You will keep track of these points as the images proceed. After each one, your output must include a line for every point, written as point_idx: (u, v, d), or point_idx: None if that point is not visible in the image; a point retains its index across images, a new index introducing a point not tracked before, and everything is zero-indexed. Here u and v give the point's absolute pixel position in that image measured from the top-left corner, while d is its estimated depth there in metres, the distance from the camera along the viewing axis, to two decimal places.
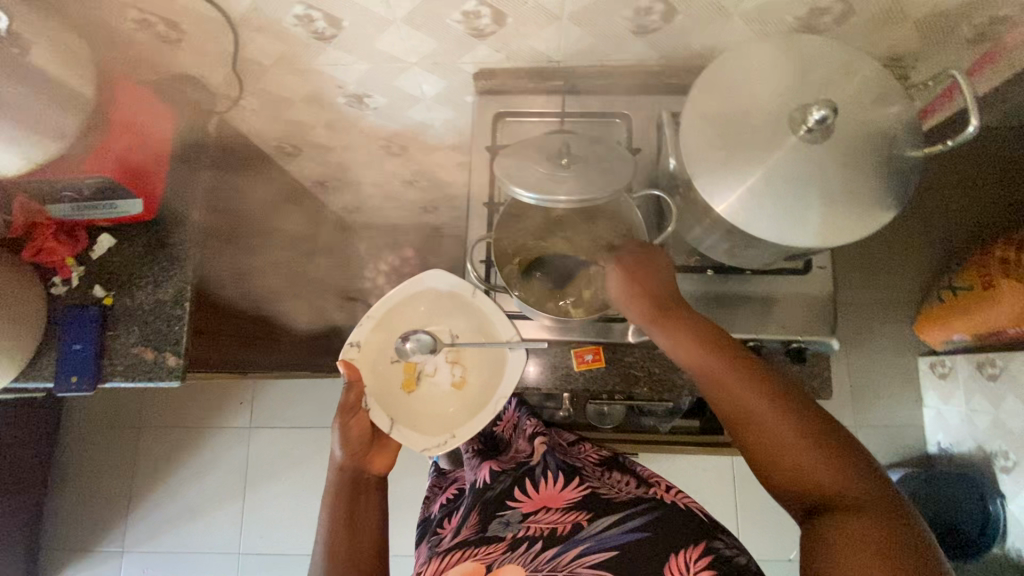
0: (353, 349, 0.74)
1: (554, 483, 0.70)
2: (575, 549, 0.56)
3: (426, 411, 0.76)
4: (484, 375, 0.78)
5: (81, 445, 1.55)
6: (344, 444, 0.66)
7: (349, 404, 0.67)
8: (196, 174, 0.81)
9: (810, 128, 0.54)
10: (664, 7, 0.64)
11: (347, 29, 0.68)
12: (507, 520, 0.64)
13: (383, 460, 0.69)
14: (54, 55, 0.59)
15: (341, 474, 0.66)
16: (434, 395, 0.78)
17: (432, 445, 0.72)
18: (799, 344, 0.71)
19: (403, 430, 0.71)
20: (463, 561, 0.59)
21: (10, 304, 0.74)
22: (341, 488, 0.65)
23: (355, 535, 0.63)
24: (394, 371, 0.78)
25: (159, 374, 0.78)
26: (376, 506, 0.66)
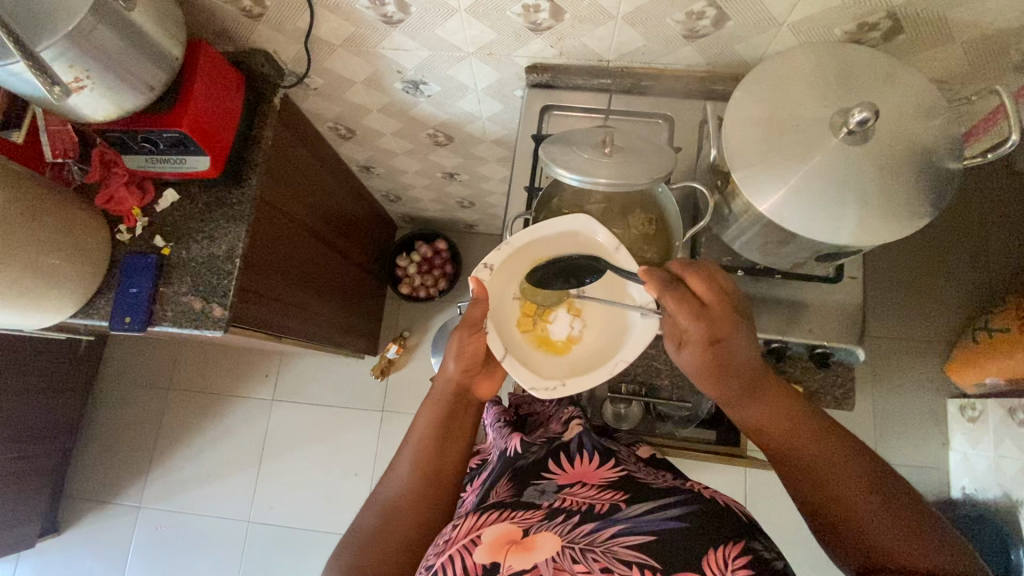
0: (484, 271, 0.70)
1: (590, 462, 0.72)
2: (613, 528, 0.57)
3: (539, 358, 0.73)
4: (601, 338, 0.74)
5: (113, 399, 1.62)
6: (457, 357, 0.68)
7: (474, 320, 0.68)
8: (259, 143, 0.87)
9: (852, 129, 0.56)
10: (716, 13, 0.67)
11: (415, 15, 0.73)
12: (543, 488, 0.66)
13: (489, 385, 0.71)
14: (152, 14, 0.64)
15: (450, 385, 0.68)
16: (548, 343, 0.75)
17: (540, 387, 0.68)
18: (824, 349, 0.73)
19: (514, 364, 0.68)
20: (500, 522, 0.59)
21: (78, 243, 0.80)
22: (443, 398, 0.67)
23: (442, 453, 0.63)
24: (514, 308, 0.75)
25: (204, 323, 0.82)
26: (468, 430, 0.67)
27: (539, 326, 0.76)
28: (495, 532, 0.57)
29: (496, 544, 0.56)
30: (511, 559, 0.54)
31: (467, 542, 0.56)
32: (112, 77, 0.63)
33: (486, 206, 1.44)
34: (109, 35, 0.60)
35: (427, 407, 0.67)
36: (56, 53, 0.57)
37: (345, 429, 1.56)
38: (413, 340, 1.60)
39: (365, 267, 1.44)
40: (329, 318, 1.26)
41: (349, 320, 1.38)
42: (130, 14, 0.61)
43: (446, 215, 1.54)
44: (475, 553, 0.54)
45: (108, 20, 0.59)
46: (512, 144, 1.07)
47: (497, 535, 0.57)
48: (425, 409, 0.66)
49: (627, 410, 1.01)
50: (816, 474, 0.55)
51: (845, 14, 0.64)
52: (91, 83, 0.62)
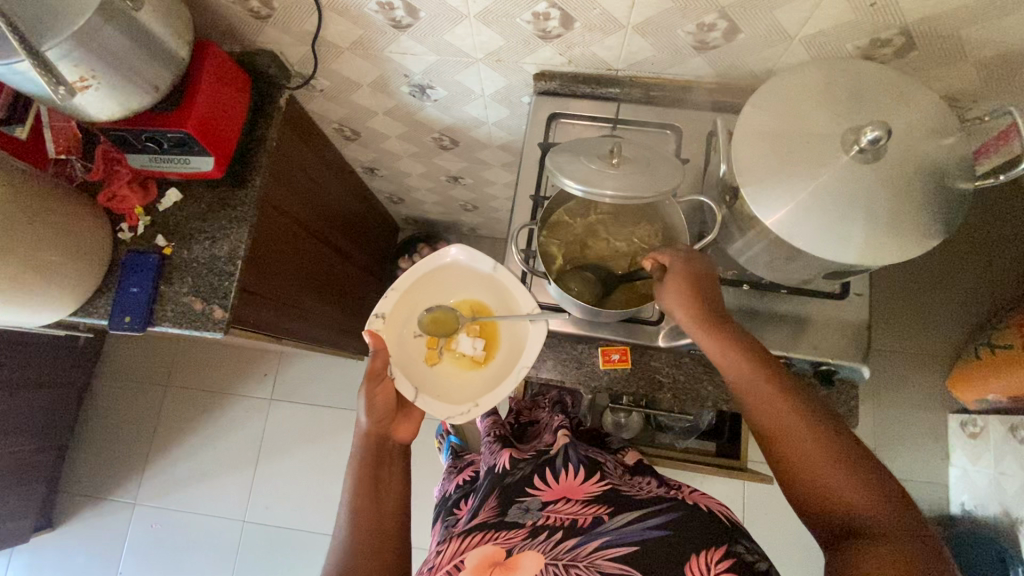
0: (377, 321, 0.75)
1: (574, 476, 0.71)
2: (596, 541, 0.57)
3: (450, 386, 0.77)
4: (506, 349, 0.78)
5: (111, 394, 1.62)
6: (369, 410, 0.69)
7: (376, 371, 0.69)
8: (264, 144, 0.86)
9: (863, 148, 0.55)
10: (727, 25, 0.66)
11: (424, 20, 0.73)
12: (527, 506, 0.65)
13: (407, 428, 0.72)
14: (158, 14, 0.64)
15: (368, 439, 0.69)
16: (456, 369, 0.79)
17: (455, 415, 0.73)
18: (829, 366, 0.71)
19: (427, 402, 0.71)
20: (483, 544, 0.60)
21: (78, 242, 0.80)
22: (367, 454, 0.68)
23: (377, 504, 0.65)
24: (416, 345, 0.78)
25: (205, 324, 0.82)
26: (398, 475, 0.69)
27: (445, 355, 0.79)
28: (477, 556, 0.59)
29: (479, 566, 0.57)
30: None
31: (451, 568, 0.59)
32: (117, 78, 0.62)
33: (490, 210, 1.43)
34: (115, 35, 0.59)
35: (352, 466, 0.68)
36: (60, 54, 0.57)
37: (343, 431, 1.55)
38: None
39: (366, 268, 1.43)
40: (329, 319, 1.25)
41: (349, 322, 1.38)
42: (136, 14, 0.61)
43: (449, 218, 1.54)
44: None
45: (114, 19, 0.58)
46: (517, 149, 1.06)
47: (479, 558, 0.59)
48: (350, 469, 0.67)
49: (626, 420, 1.05)
50: (776, 435, 0.54)
51: (858, 29, 0.64)
52: (96, 83, 0.61)
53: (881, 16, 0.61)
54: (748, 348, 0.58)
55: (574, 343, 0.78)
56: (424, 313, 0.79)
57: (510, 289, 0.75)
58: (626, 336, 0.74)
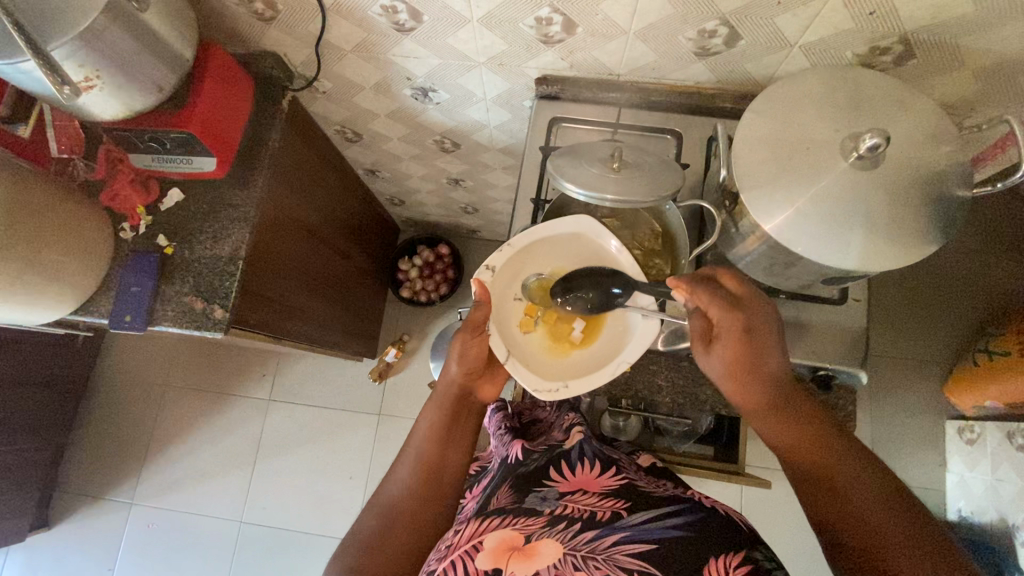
0: (486, 272, 0.72)
1: (591, 470, 0.72)
2: (614, 535, 0.58)
3: (541, 358, 0.73)
4: (606, 340, 0.74)
5: (109, 393, 1.62)
6: (460, 360, 0.67)
7: (478, 323, 0.68)
8: (266, 145, 0.87)
9: (862, 154, 0.56)
10: (728, 32, 0.67)
11: (427, 23, 0.73)
12: (545, 495, 0.66)
13: (490, 389, 0.70)
14: (165, 14, 0.64)
15: (451, 389, 0.68)
16: (548, 343, 0.75)
17: (542, 389, 0.69)
18: (827, 371, 0.72)
19: (518, 367, 0.69)
20: (503, 527, 0.60)
21: (80, 241, 0.80)
22: (447, 400, 0.66)
23: (443, 458, 0.63)
24: (515, 308, 0.75)
25: (205, 323, 0.82)
26: (469, 434, 0.67)
27: (540, 325, 0.76)
28: (497, 538, 0.58)
29: (498, 550, 0.56)
30: (513, 566, 0.55)
31: (470, 548, 0.57)
32: (122, 78, 0.63)
33: (490, 213, 1.44)
34: (120, 37, 0.60)
35: (429, 410, 0.66)
36: (66, 53, 0.57)
37: (342, 431, 1.55)
38: (412, 344, 1.59)
39: (366, 269, 1.43)
40: (329, 320, 1.25)
41: (349, 324, 1.38)
42: (142, 15, 0.61)
43: (449, 220, 1.54)
44: (476, 559, 0.56)
45: (120, 20, 0.59)
46: (518, 153, 1.07)
47: (499, 541, 0.58)
48: (427, 415, 0.65)
49: (625, 424, 1.04)
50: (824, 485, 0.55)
51: (857, 38, 0.64)
52: (100, 83, 0.62)
53: (880, 24, 0.62)
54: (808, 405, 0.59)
55: None
56: (532, 276, 0.76)
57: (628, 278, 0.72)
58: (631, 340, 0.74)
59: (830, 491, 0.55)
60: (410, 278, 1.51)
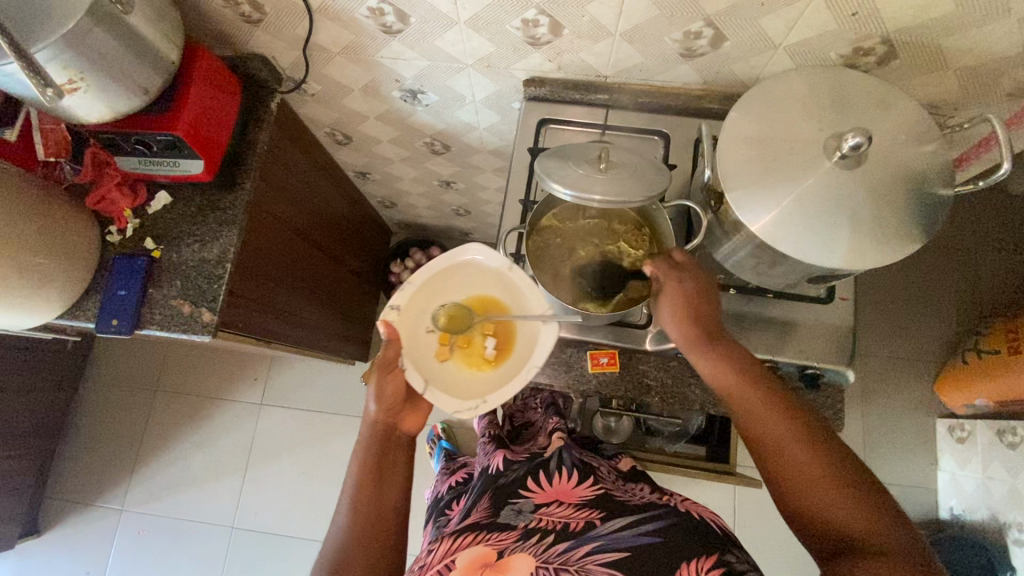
0: (390, 311, 0.70)
1: (568, 480, 0.71)
2: (586, 546, 0.57)
3: (459, 381, 0.70)
4: (522, 348, 0.71)
5: (100, 398, 1.60)
6: (377, 399, 0.67)
7: (387, 361, 0.67)
8: (254, 147, 0.87)
9: (845, 154, 0.56)
10: (713, 33, 0.67)
11: (414, 25, 0.73)
12: (519, 508, 0.66)
13: (415, 420, 0.70)
14: (149, 16, 0.64)
15: (375, 428, 0.68)
16: (465, 366, 0.72)
17: (462, 410, 0.66)
18: (815, 370, 0.72)
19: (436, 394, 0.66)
20: (475, 544, 0.60)
21: (67, 244, 0.79)
22: (372, 442, 0.67)
23: (378, 494, 0.65)
24: (428, 339, 0.72)
25: (193, 327, 0.82)
26: (401, 467, 0.68)
27: (457, 350, 0.72)
28: (468, 556, 0.59)
29: (471, 566, 0.57)
30: None
31: (441, 568, 0.59)
32: (105, 80, 0.62)
33: (482, 215, 1.44)
34: (104, 39, 0.59)
35: (358, 450, 0.67)
36: (50, 55, 0.56)
37: (336, 435, 1.55)
38: None
39: (358, 272, 1.43)
40: (320, 323, 1.25)
41: (340, 326, 1.37)
42: (126, 17, 0.61)
43: (441, 222, 1.54)
44: None
45: (104, 23, 0.58)
46: (509, 154, 1.07)
47: (471, 558, 0.59)
48: (356, 455, 0.67)
49: (616, 424, 1.04)
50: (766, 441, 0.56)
51: (841, 39, 0.65)
52: (85, 86, 0.61)
53: (863, 24, 0.62)
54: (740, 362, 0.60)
55: (564, 346, 0.77)
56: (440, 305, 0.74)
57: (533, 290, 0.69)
58: (616, 341, 0.74)
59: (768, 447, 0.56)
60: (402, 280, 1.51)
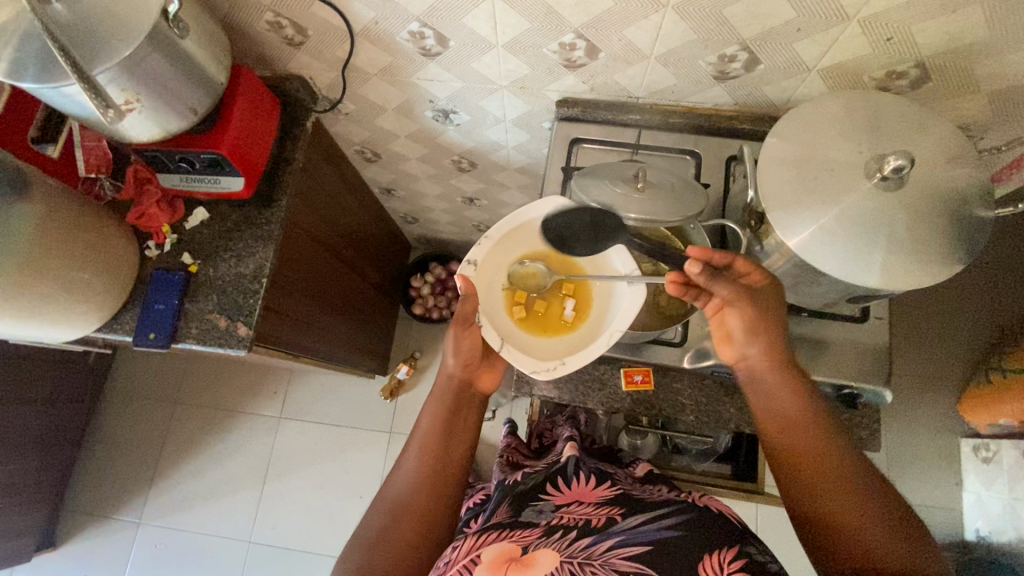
0: (470, 268, 0.75)
1: (585, 483, 0.73)
2: (610, 541, 0.59)
3: (535, 342, 0.75)
4: (597, 312, 0.76)
5: (119, 410, 1.61)
6: (455, 354, 0.69)
7: (466, 315, 0.69)
8: (290, 165, 0.89)
9: (885, 176, 0.57)
10: (747, 56, 0.69)
11: (452, 48, 0.75)
12: (541, 508, 0.68)
13: (489, 377, 0.72)
14: (202, 40, 0.66)
15: (451, 381, 0.70)
16: (538, 330, 0.77)
17: (540, 370, 0.70)
18: (851, 390, 0.71)
19: (512, 351, 0.70)
20: (499, 541, 0.61)
21: (105, 257, 0.81)
22: (445, 394, 0.69)
23: (445, 449, 0.66)
24: (504, 299, 0.77)
25: (228, 341, 0.83)
26: (472, 424, 0.69)
27: (532, 312, 0.77)
28: (493, 551, 0.59)
29: (495, 562, 0.57)
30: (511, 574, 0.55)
31: (467, 563, 0.58)
32: (158, 101, 0.64)
33: None
34: (159, 62, 0.61)
35: (431, 401, 0.69)
36: (110, 78, 0.58)
37: (355, 449, 1.55)
38: (423, 361, 1.60)
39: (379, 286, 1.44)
40: (342, 338, 1.25)
41: (361, 339, 1.38)
42: (181, 40, 0.62)
43: (461, 237, 1.55)
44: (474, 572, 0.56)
45: (161, 46, 0.60)
46: (535, 172, 1.08)
47: (496, 553, 0.59)
48: (430, 405, 0.68)
49: (643, 443, 1.03)
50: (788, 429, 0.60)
51: (875, 62, 0.66)
52: (140, 107, 0.63)
53: (897, 49, 0.63)
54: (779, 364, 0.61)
55: (597, 363, 0.78)
56: (515, 266, 0.78)
57: (609, 251, 0.74)
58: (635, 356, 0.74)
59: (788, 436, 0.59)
60: (422, 295, 1.52)
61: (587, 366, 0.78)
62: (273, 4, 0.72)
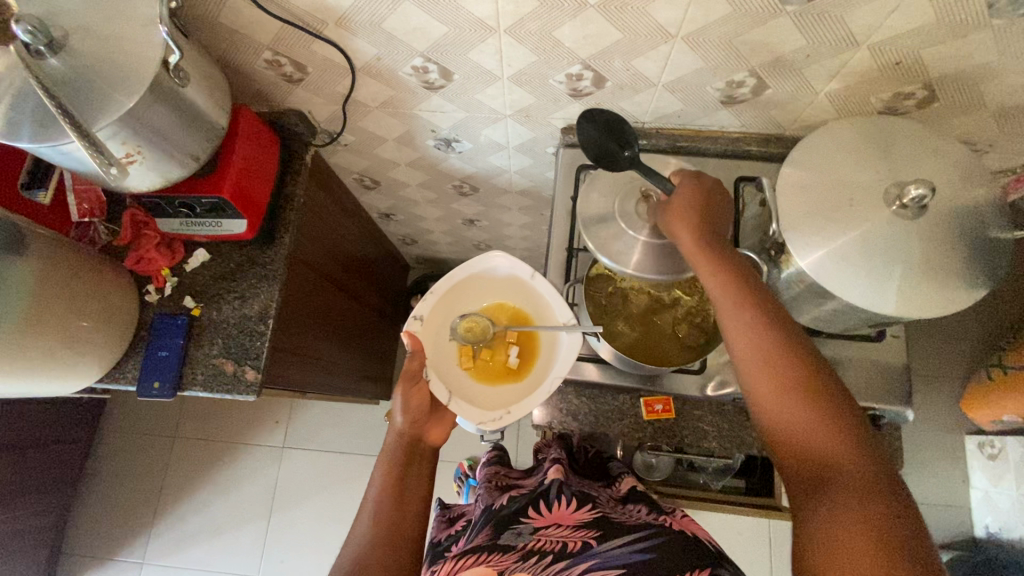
0: (415, 323, 0.77)
1: (567, 506, 0.75)
2: (585, 563, 0.60)
3: (482, 390, 0.77)
4: (542, 359, 0.78)
5: (116, 448, 1.57)
6: (403, 412, 0.70)
7: (413, 371, 0.71)
8: (292, 202, 0.87)
9: (905, 204, 0.57)
10: (756, 81, 0.68)
11: (456, 81, 0.74)
12: (520, 531, 0.69)
13: (439, 431, 0.72)
14: (202, 86, 0.64)
15: (401, 438, 0.69)
16: (484, 378, 0.78)
17: (487, 421, 0.73)
18: (874, 411, 0.72)
19: (460, 405, 0.73)
20: (476, 565, 0.63)
21: (104, 306, 0.78)
22: (397, 451, 0.68)
23: (402, 501, 0.64)
24: (451, 349, 0.79)
25: (237, 387, 0.80)
26: (426, 477, 0.68)
27: (479, 361, 0.79)
28: None
29: None
30: None
31: None
32: (160, 151, 0.62)
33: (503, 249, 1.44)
34: (160, 112, 0.59)
35: (382, 461, 0.67)
36: (111, 132, 0.56)
37: (361, 476, 1.52)
38: None
39: (380, 310, 1.43)
40: (345, 367, 1.23)
41: (364, 366, 1.36)
42: (182, 88, 0.60)
43: (461, 256, 1.54)
44: None
45: (161, 97, 0.58)
46: (537, 194, 1.08)
47: None
48: (379, 468, 0.66)
49: (656, 461, 1.02)
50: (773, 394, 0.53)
51: (883, 85, 0.66)
52: (142, 158, 0.61)
53: (905, 72, 0.64)
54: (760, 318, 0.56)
55: (616, 394, 0.77)
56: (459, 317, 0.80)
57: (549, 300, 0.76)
58: (653, 385, 0.74)
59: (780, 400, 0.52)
60: None
61: (605, 397, 0.77)
62: (273, 44, 0.70)
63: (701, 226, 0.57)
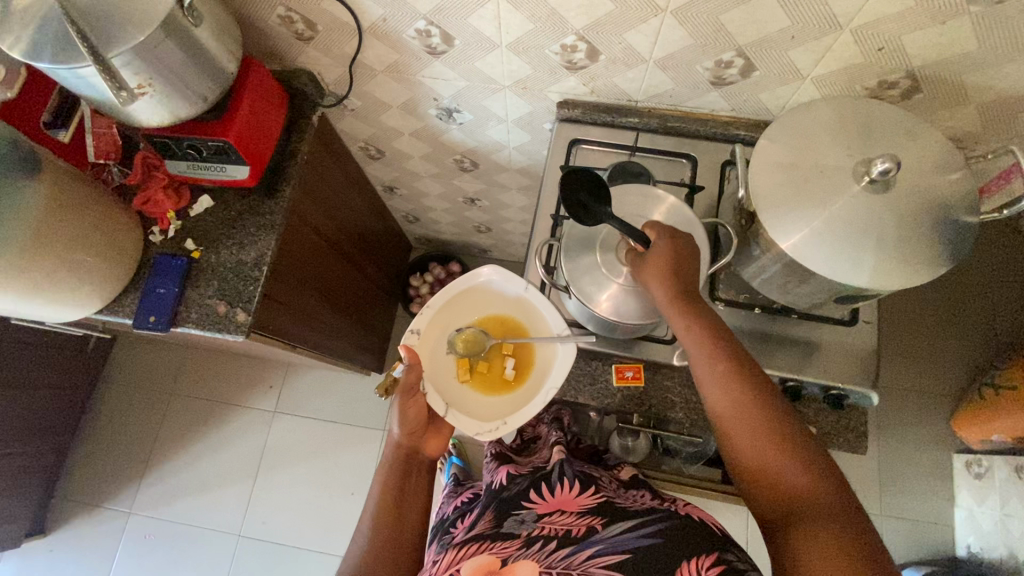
0: (412, 336, 0.81)
1: (569, 489, 0.73)
2: (588, 550, 0.60)
3: (480, 401, 0.81)
4: (537, 371, 0.81)
5: (115, 399, 1.62)
6: (402, 422, 0.73)
7: (411, 385, 0.72)
8: (296, 157, 0.91)
9: (873, 178, 0.58)
10: (743, 62, 0.71)
11: (457, 47, 0.77)
12: (523, 518, 0.68)
13: (436, 444, 0.76)
14: (214, 30, 0.68)
15: (398, 451, 0.73)
16: (481, 388, 0.82)
17: (484, 431, 0.77)
18: (839, 391, 0.73)
19: (458, 417, 0.77)
20: (478, 554, 0.64)
21: (111, 240, 0.82)
22: (395, 464, 0.72)
23: (400, 511, 0.69)
24: (447, 362, 0.83)
25: (227, 327, 0.84)
26: (423, 489, 0.72)
27: (476, 373, 0.83)
28: (473, 565, 0.62)
29: None
30: None
31: None
32: (169, 87, 0.66)
33: (503, 233, 1.47)
34: (173, 49, 0.63)
35: (382, 470, 0.72)
36: (125, 61, 0.60)
37: (347, 446, 1.55)
38: None
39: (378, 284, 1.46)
40: (340, 333, 1.27)
41: (359, 334, 1.39)
42: (195, 29, 0.64)
43: (461, 238, 1.57)
44: None
45: (174, 34, 0.62)
46: (535, 174, 1.10)
47: (475, 567, 0.62)
48: (379, 479, 0.71)
49: (634, 443, 0.98)
50: (732, 415, 0.56)
51: (867, 72, 0.68)
52: (152, 91, 0.65)
53: (888, 59, 0.65)
54: (719, 339, 0.59)
55: (589, 360, 0.79)
56: (455, 331, 0.84)
57: (545, 310, 0.79)
58: (626, 351, 0.77)
59: (739, 417, 0.56)
60: (421, 295, 1.54)
61: (577, 361, 0.79)
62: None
63: (671, 285, 0.60)
